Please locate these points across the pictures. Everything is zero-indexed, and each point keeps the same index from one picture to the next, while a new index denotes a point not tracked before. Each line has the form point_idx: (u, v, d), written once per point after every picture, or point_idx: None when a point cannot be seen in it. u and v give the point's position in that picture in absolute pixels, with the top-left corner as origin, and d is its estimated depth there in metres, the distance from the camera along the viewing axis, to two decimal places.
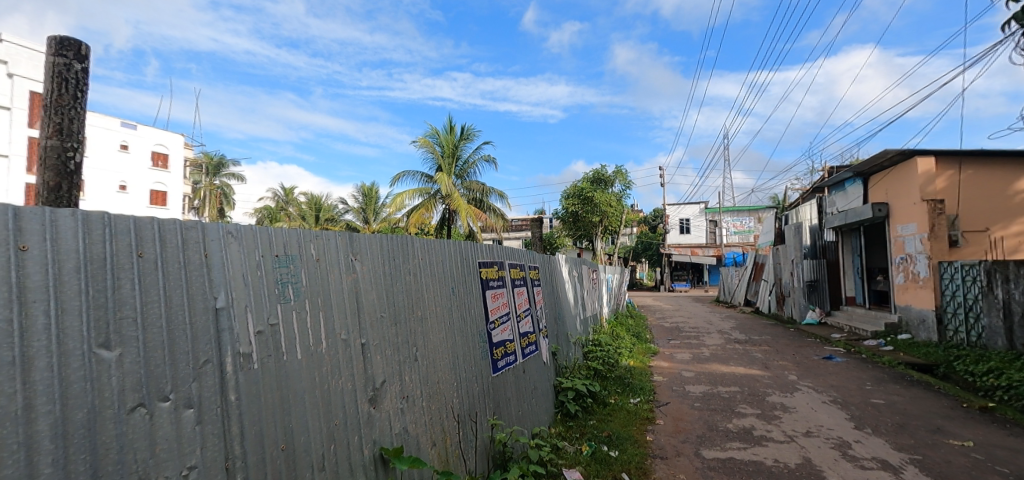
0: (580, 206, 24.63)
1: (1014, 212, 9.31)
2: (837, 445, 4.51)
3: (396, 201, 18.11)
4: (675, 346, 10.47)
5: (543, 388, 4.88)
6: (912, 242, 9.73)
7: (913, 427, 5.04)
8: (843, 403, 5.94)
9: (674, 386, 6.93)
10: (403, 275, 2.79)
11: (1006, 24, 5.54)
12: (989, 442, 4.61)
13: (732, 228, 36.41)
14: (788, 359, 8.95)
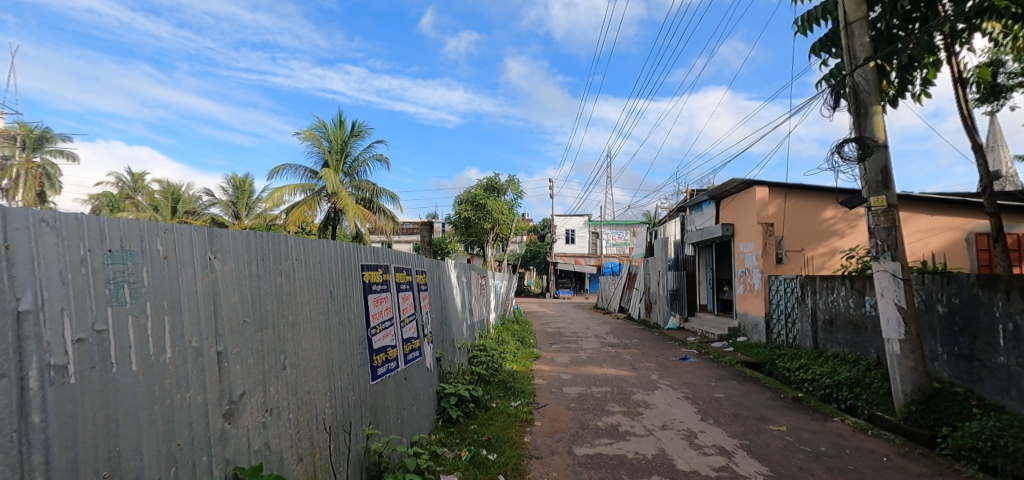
0: (472, 212, 24.76)
1: (822, 236, 11.13)
2: (686, 436, 5.10)
3: (274, 196, 16.60)
4: (556, 350, 11.03)
5: (425, 396, 4.79)
6: (750, 259, 11.44)
7: (744, 416, 5.91)
8: (693, 398, 6.75)
9: (553, 388, 7.28)
10: (272, 277, 2.56)
11: (818, 83, 6.83)
12: (797, 426, 5.58)
13: (611, 241, 39.63)
14: (652, 360, 9.94)
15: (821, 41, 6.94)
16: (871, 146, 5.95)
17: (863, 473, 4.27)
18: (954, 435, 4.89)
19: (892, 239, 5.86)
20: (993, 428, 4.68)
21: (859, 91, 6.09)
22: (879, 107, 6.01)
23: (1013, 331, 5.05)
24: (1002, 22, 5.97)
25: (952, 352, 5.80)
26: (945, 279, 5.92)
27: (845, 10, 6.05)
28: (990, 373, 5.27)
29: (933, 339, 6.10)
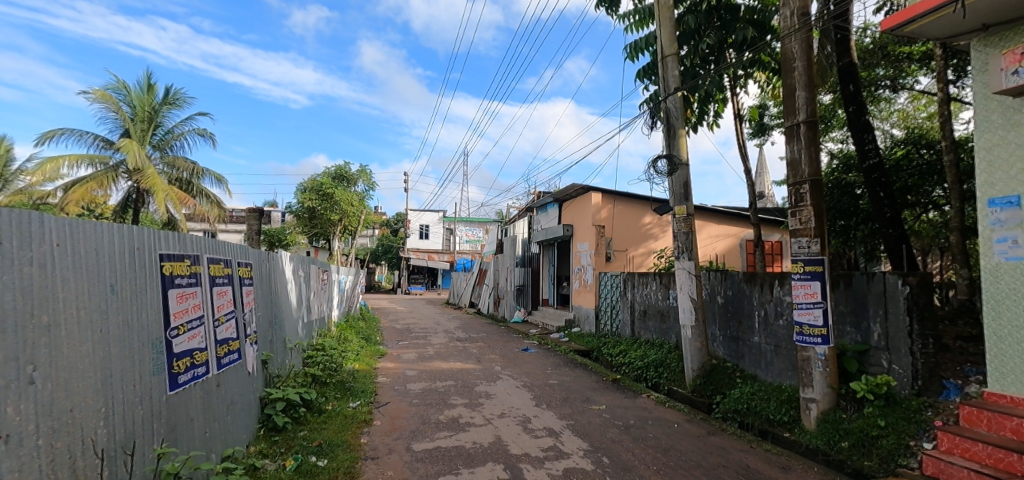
0: (318, 202, 22.62)
1: (642, 238, 12.83)
2: (521, 422, 5.42)
3: (44, 167, 13.08)
4: (403, 347, 10.82)
5: (244, 403, 4.24)
6: (585, 257, 12.69)
7: (572, 399, 6.53)
8: (530, 386, 7.23)
9: (396, 385, 7.10)
10: (18, 267, 2.00)
11: (641, 105, 7.86)
12: (614, 403, 6.36)
13: (465, 237, 40.40)
14: (496, 353, 10.38)
15: (644, 69, 8.01)
16: (677, 163, 7.07)
17: (660, 439, 5.04)
18: (724, 401, 6.10)
19: (689, 242, 7.03)
20: (749, 393, 5.96)
21: (670, 115, 7.17)
22: (684, 131, 7.16)
23: (764, 316, 6.48)
24: (766, 74, 7.60)
25: (726, 334, 7.21)
26: (723, 275, 7.33)
27: (662, 44, 7.06)
28: (749, 349, 6.68)
29: (714, 324, 7.49)
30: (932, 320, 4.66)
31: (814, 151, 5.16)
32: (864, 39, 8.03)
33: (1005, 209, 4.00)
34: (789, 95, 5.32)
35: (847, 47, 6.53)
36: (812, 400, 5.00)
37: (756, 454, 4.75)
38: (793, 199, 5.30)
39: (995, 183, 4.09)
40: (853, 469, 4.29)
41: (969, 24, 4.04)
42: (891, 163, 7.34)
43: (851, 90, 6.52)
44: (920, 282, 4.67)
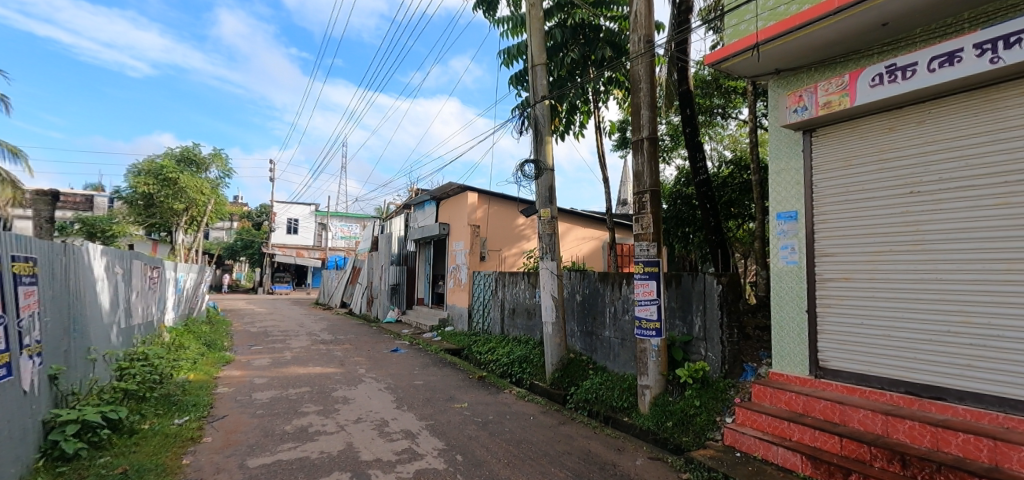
0: (155, 187, 19.48)
1: (516, 239, 13.24)
2: (377, 426, 5.23)
3: None
4: (255, 352, 9.79)
5: (13, 430, 3.41)
6: (460, 256, 12.73)
7: (435, 399, 6.49)
8: (393, 388, 7.02)
9: (239, 395, 6.38)
10: None
11: (513, 110, 8.09)
12: (476, 401, 6.47)
13: (339, 233, 38.13)
14: (363, 355, 9.91)
15: (516, 75, 8.27)
16: (543, 168, 7.42)
17: (515, 432, 5.24)
18: (577, 391, 6.57)
19: (552, 244, 7.42)
20: (597, 383, 6.49)
21: (538, 122, 7.47)
22: (550, 138, 7.52)
23: (614, 312, 7.11)
24: (623, 91, 8.34)
25: (582, 329, 7.78)
26: (581, 275, 7.89)
27: (532, 53, 7.34)
28: (601, 343, 7.29)
29: (572, 321, 8.02)
30: (737, 314, 5.54)
31: (654, 164, 5.79)
32: (702, 71, 9.25)
33: (787, 222, 4.91)
34: (636, 112, 5.90)
35: (685, 76, 7.47)
36: (647, 386, 5.61)
37: (598, 440, 5.18)
38: (636, 207, 5.88)
39: (781, 201, 4.99)
40: (674, 445, 4.90)
41: (767, 68, 4.85)
42: (718, 180, 8.57)
43: (688, 114, 7.46)
44: (729, 281, 5.52)
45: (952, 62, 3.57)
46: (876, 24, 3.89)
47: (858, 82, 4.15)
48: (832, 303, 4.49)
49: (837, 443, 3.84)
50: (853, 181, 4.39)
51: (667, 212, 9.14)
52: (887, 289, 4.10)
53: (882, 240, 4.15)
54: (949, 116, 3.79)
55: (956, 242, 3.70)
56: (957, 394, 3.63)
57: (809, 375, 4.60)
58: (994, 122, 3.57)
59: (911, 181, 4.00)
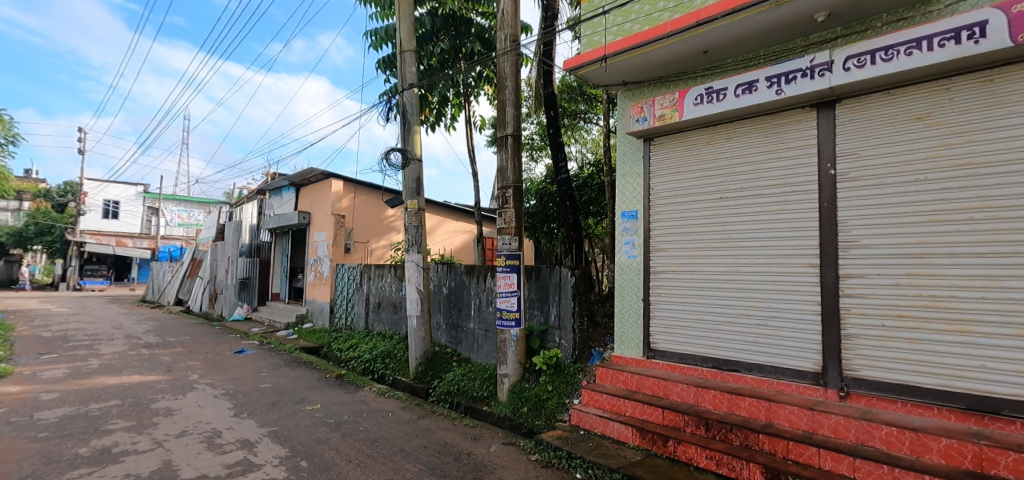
0: None
1: (385, 231, 12.72)
2: (206, 438, 4.60)
3: None
4: (46, 361, 7.96)
5: None
6: (322, 248, 11.84)
7: (283, 402, 5.94)
8: (232, 394, 6.25)
9: (14, 416, 5.12)
10: None
11: (379, 95, 7.72)
12: (330, 401, 6.07)
13: (176, 220, 32.89)
14: (198, 358, 8.68)
15: (384, 59, 7.91)
16: (409, 158, 7.16)
17: (370, 431, 5.03)
18: (439, 384, 6.54)
19: (419, 236, 7.22)
20: (460, 375, 6.53)
21: (405, 110, 7.19)
22: (418, 128, 7.29)
23: (478, 304, 7.22)
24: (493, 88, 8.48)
25: (447, 322, 7.77)
26: (448, 268, 7.87)
27: (400, 38, 7.06)
28: (465, 335, 7.36)
29: (438, 314, 7.97)
30: (588, 303, 6.02)
31: (517, 161, 5.99)
32: (567, 77, 9.84)
33: (629, 220, 5.45)
34: (501, 109, 6.04)
35: (550, 79, 7.87)
36: (505, 375, 5.79)
37: (455, 431, 5.22)
38: (500, 201, 6.03)
39: (625, 201, 5.53)
40: (527, 429, 5.16)
41: (615, 79, 5.32)
42: (578, 181, 9.21)
43: (552, 115, 7.86)
44: (581, 274, 5.97)
45: (751, 89, 4.29)
46: (698, 50, 4.51)
47: (685, 99, 4.77)
48: (662, 292, 5.11)
49: (660, 414, 4.39)
50: (680, 186, 5.04)
51: (533, 208, 9.56)
52: (703, 279, 4.79)
53: (699, 238, 4.84)
54: (748, 135, 4.55)
55: (750, 240, 4.47)
56: (748, 366, 4.40)
57: (642, 356, 5.19)
58: (778, 142, 4.35)
59: (721, 188, 4.72)
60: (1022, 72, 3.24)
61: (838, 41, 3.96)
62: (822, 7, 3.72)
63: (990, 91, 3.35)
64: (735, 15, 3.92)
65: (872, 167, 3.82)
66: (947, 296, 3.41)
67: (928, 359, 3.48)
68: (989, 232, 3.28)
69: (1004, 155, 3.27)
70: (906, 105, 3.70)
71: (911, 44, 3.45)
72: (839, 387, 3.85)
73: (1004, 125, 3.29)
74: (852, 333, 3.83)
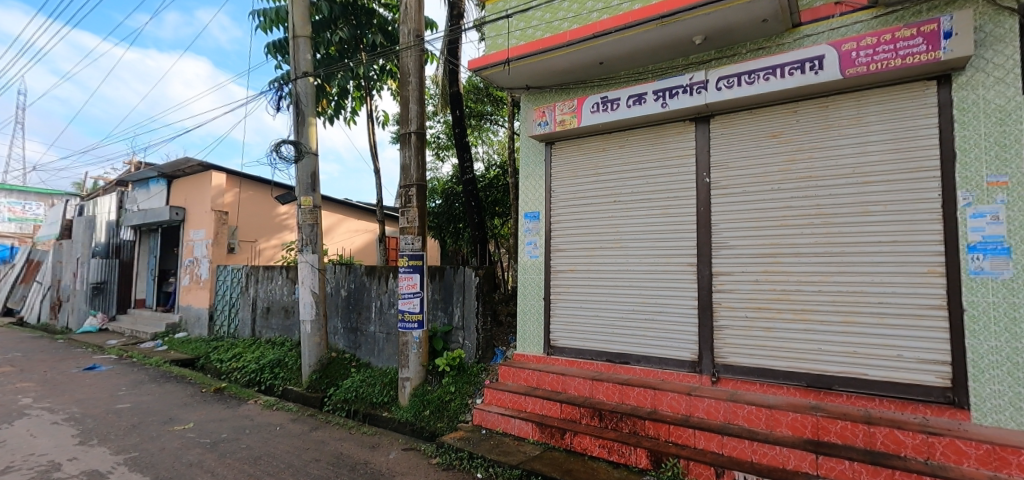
0: None
1: (276, 230, 11.70)
2: (39, 474, 3.87)
3: None
4: None
5: None
6: (199, 247, 10.59)
7: (146, 424, 5.20)
8: (78, 418, 5.34)
9: None
10: None
11: (269, 82, 7.09)
12: (205, 419, 5.44)
13: (6, 214, 27.40)
14: (32, 379, 7.29)
15: (275, 43, 7.28)
16: (303, 152, 6.61)
17: (254, 448, 4.60)
18: (336, 392, 6.17)
19: (314, 235, 6.71)
20: (358, 381, 6.22)
21: (299, 101, 6.65)
22: (314, 120, 6.78)
23: (379, 306, 6.95)
24: (396, 83, 8.20)
25: (346, 326, 7.37)
26: (347, 269, 7.46)
27: (293, 22, 6.55)
28: (365, 339, 7.04)
29: (335, 318, 7.54)
30: (491, 303, 6.08)
31: (421, 159, 5.86)
32: (474, 78, 9.85)
33: (531, 221, 5.60)
34: (404, 105, 5.87)
35: (456, 78, 7.81)
36: (407, 378, 5.63)
37: (352, 440, 4.96)
38: (402, 200, 5.84)
39: (528, 202, 5.68)
40: (429, 433, 5.06)
41: (518, 83, 5.42)
42: (485, 181, 9.27)
43: (458, 115, 7.82)
44: (485, 274, 6.01)
45: (641, 101, 4.63)
46: (595, 61, 4.76)
47: (583, 107, 5.01)
48: (561, 290, 5.31)
49: (558, 408, 4.57)
50: (578, 189, 5.29)
51: (439, 208, 9.43)
52: (598, 278, 5.07)
53: (595, 238, 5.12)
54: (638, 143, 4.90)
55: (639, 241, 4.82)
56: (636, 358, 4.75)
57: (542, 353, 5.36)
58: (663, 151, 4.74)
59: (614, 192, 5.03)
60: (849, 101, 3.85)
61: (712, 63, 4.43)
62: (699, 31, 4.13)
63: (826, 115, 3.94)
64: (626, 31, 4.20)
65: (738, 177, 4.32)
66: (794, 290, 3.97)
67: (780, 344, 4.01)
68: (824, 235, 3.87)
69: (835, 171, 3.88)
70: (764, 123, 4.22)
71: (768, 71, 3.95)
72: (711, 373, 4.30)
73: (835, 146, 3.89)
74: (722, 324, 4.30)
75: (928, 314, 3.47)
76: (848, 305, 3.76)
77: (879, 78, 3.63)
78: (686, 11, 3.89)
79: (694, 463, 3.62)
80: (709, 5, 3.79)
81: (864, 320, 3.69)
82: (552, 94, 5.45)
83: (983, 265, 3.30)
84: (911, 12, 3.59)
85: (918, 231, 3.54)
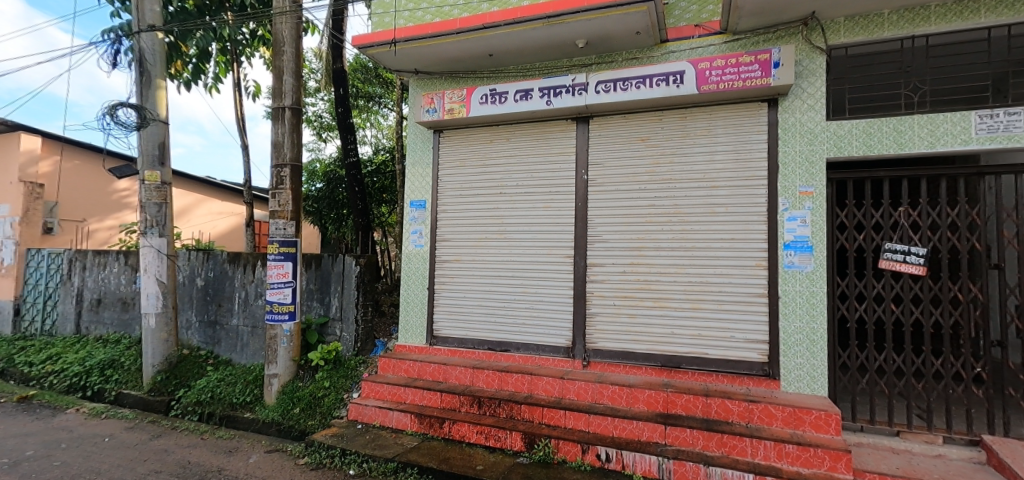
0: None
1: (112, 208, 9.91)
2: None
3: None
4: None
5: None
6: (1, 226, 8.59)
7: None
8: None
9: None
10: None
11: (102, 32, 5.93)
12: (4, 435, 4.47)
13: None
14: None
15: None
16: (148, 118, 5.63)
17: (73, 465, 3.89)
18: (186, 394, 5.45)
19: (161, 216, 5.74)
20: (215, 381, 5.57)
21: (143, 58, 5.67)
22: (164, 83, 5.84)
23: (244, 297, 6.26)
24: (270, 50, 7.38)
25: (202, 320, 6.54)
26: (205, 256, 6.59)
27: None
28: (226, 334, 6.32)
29: (189, 310, 6.67)
30: (373, 293, 5.87)
31: (297, 137, 5.37)
32: (362, 56, 9.31)
33: (417, 209, 5.47)
34: (277, 77, 5.33)
35: (340, 53, 7.28)
36: (274, 375, 5.16)
37: (203, 447, 4.47)
38: (274, 181, 5.31)
39: (413, 190, 5.53)
40: (298, 432, 4.72)
41: (407, 66, 5.23)
42: (371, 166, 8.83)
43: (341, 93, 7.32)
44: (367, 263, 5.73)
45: (527, 97, 4.76)
46: (485, 53, 4.78)
47: (472, 97, 5.00)
48: (446, 280, 5.29)
49: (438, 397, 4.55)
50: (465, 179, 5.28)
51: (320, 192, 8.79)
52: (483, 268, 5.13)
53: (480, 229, 5.16)
54: (524, 137, 5.04)
55: (522, 233, 4.98)
56: (516, 345, 4.92)
57: (425, 344, 5.30)
58: (547, 147, 4.94)
59: (500, 184, 5.12)
60: (703, 114, 4.36)
61: (593, 67, 4.71)
62: (582, 35, 4.35)
63: (684, 125, 4.42)
64: (515, 26, 4.27)
65: (611, 176, 4.67)
66: (655, 280, 4.42)
67: (641, 329, 4.44)
68: (679, 232, 4.36)
69: (690, 175, 4.38)
70: (635, 128, 4.60)
71: (640, 80, 4.31)
72: (583, 357, 4.62)
73: (691, 153, 4.38)
74: (594, 312, 4.63)
75: (756, 301, 4.09)
76: (696, 294, 4.28)
77: (726, 96, 4.16)
78: (570, 14, 4.07)
79: (563, 441, 3.86)
80: (591, 11, 4.00)
81: (708, 306, 4.24)
82: (441, 82, 5.36)
83: (794, 260, 3.98)
84: (752, 41, 4.17)
85: (751, 231, 4.15)
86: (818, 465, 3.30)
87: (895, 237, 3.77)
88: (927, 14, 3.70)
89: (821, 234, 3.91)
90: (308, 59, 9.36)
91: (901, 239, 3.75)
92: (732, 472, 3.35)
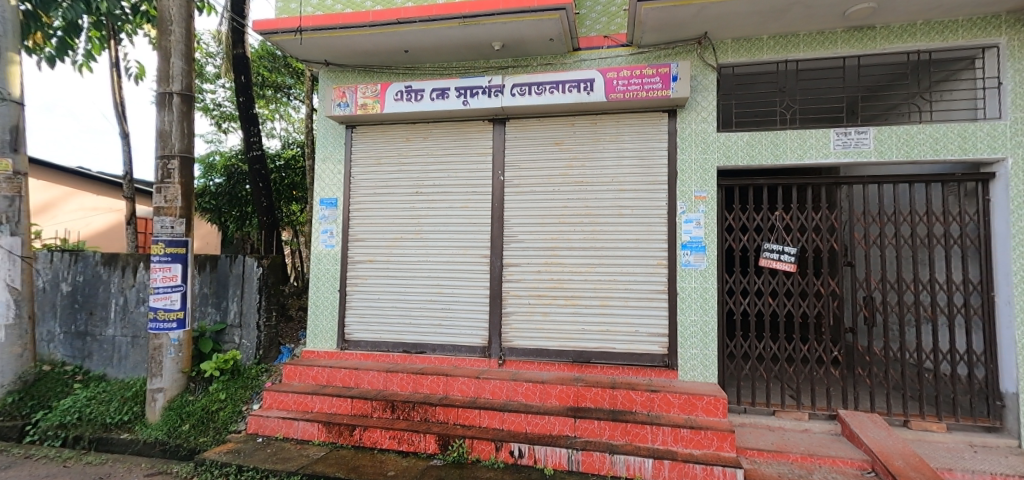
0: None
1: None
2: None
3: None
4: None
5: None
6: None
7: None
8: None
9: None
10: None
11: None
12: None
13: None
14: None
15: None
16: None
17: None
18: (46, 417, 4.72)
19: (14, 211, 4.89)
20: (84, 400, 4.91)
21: None
22: (18, 57, 5.01)
23: (122, 304, 5.56)
24: (156, 26, 6.60)
25: (69, 331, 5.72)
26: (73, 258, 5.75)
27: None
28: (99, 346, 5.58)
29: (51, 320, 5.80)
30: (279, 297, 5.50)
31: (187, 126, 4.87)
32: (268, 44, 8.66)
33: (328, 208, 5.20)
34: (163, 59, 4.80)
35: (241, 38, 6.72)
36: (159, 389, 4.63)
37: (67, 476, 4.00)
38: (159, 174, 4.77)
39: (324, 187, 5.25)
40: (188, 451, 4.27)
41: (316, 56, 4.95)
42: (279, 160, 8.20)
43: (243, 81, 6.76)
44: (271, 264, 5.35)
45: (444, 96, 4.71)
46: (400, 48, 4.66)
47: (386, 93, 4.84)
48: (359, 281, 5.08)
49: (349, 404, 4.36)
50: (379, 177, 5.12)
51: (220, 187, 8.05)
52: (398, 268, 5.00)
53: (395, 229, 5.03)
54: (441, 136, 4.99)
55: (438, 233, 4.93)
56: (432, 347, 4.86)
57: (336, 348, 5.06)
58: (464, 147, 4.92)
59: (416, 183, 5.03)
60: (612, 120, 4.60)
61: (509, 70, 4.78)
62: (498, 38, 4.40)
63: (595, 130, 4.63)
64: (430, 23, 4.21)
65: (527, 177, 4.76)
66: (567, 279, 4.59)
67: (554, 327, 4.59)
68: (590, 233, 4.57)
69: (600, 179, 4.60)
70: (550, 131, 4.73)
71: (554, 85, 4.44)
72: (499, 356, 4.67)
73: (600, 158, 4.60)
74: (509, 311, 4.70)
75: (657, 297, 4.40)
76: (605, 291, 4.51)
77: (632, 105, 4.42)
78: (485, 16, 4.10)
79: (478, 440, 3.86)
80: (507, 15, 4.06)
81: (615, 302, 4.48)
82: (354, 75, 5.14)
83: (690, 259, 4.33)
84: (654, 55, 4.47)
85: (653, 232, 4.45)
86: (708, 446, 3.60)
87: (772, 238, 4.24)
88: (797, 41, 4.20)
89: (712, 234, 4.29)
90: (203, 41, 8.52)
91: (777, 240, 4.22)
92: (634, 458, 3.56)
